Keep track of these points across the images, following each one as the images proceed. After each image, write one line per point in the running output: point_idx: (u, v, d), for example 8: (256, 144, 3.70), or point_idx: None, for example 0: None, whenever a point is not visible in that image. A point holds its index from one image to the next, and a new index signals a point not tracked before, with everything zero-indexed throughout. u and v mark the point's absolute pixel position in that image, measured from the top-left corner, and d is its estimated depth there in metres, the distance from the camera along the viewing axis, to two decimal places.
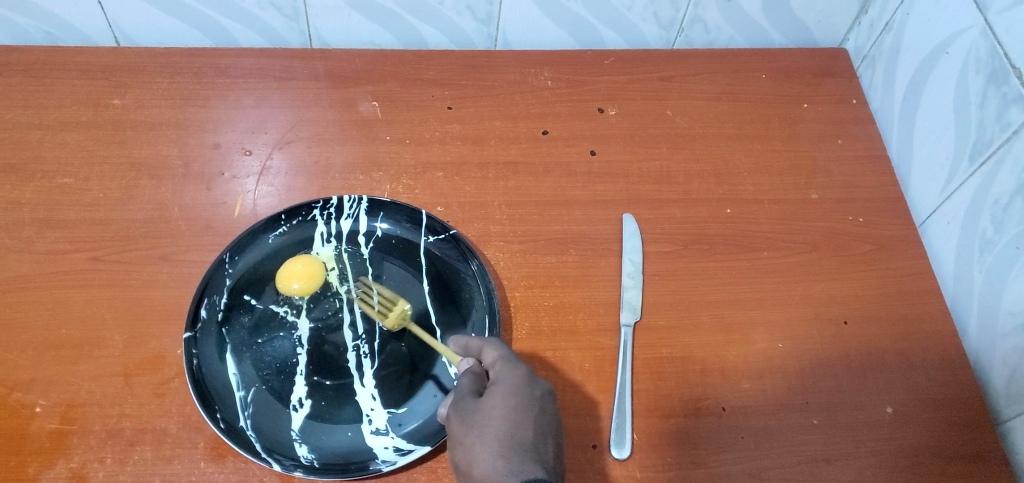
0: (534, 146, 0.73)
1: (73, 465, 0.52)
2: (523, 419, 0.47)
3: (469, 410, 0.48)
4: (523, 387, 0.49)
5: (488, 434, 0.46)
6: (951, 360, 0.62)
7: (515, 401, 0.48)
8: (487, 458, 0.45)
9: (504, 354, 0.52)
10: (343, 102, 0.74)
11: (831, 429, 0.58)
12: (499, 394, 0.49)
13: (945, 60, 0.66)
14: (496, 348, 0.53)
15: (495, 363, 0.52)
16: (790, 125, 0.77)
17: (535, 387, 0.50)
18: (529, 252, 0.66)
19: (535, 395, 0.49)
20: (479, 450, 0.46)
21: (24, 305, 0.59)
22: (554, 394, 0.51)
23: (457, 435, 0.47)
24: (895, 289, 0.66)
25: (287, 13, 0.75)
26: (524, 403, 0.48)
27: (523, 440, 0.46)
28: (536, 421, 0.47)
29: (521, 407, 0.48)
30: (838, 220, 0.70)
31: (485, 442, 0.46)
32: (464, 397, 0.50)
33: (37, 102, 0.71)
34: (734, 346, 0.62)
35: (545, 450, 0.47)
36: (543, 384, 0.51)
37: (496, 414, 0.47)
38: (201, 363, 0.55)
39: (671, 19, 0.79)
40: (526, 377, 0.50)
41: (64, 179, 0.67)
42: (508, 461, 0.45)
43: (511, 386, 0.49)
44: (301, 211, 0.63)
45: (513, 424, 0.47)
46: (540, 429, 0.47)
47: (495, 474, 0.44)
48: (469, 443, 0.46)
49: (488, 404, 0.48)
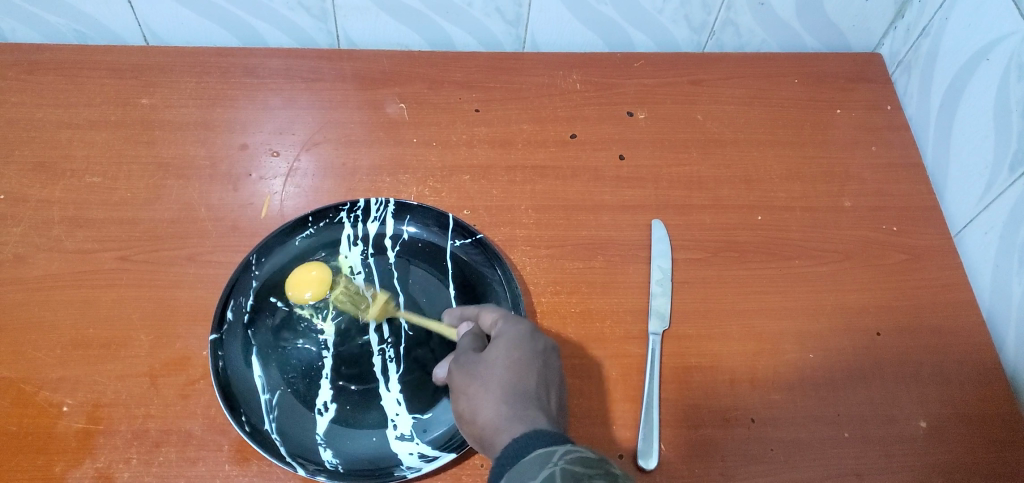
0: (562, 150, 0.72)
1: (99, 465, 0.52)
2: (526, 367, 0.46)
3: (472, 362, 0.48)
4: (527, 339, 0.49)
5: (492, 382, 0.45)
6: (987, 374, 0.61)
7: (518, 352, 0.47)
8: (489, 404, 0.44)
9: (505, 315, 0.52)
10: (370, 104, 0.74)
11: (863, 443, 0.57)
12: (503, 345, 0.48)
13: (985, 67, 0.64)
14: (496, 311, 0.53)
15: (497, 323, 0.51)
16: (822, 131, 0.75)
17: (539, 340, 0.49)
18: (556, 257, 0.65)
19: (539, 348, 0.48)
20: (482, 398, 0.45)
21: (53, 303, 0.59)
22: (558, 349, 0.50)
23: (460, 386, 0.47)
24: (929, 300, 0.64)
25: (316, 14, 0.74)
26: (527, 354, 0.47)
27: (525, 388, 0.45)
28: (539, 371, 0.47)
29: (524, 357, 0.47)
30: (872, 228, 0.69)
31: (489, 390, 0.45)
32: (467, 352, 0.49)
33: (68, 100, 0.72)
34: (763, 356, 0.61)
35: (548, 399, 0.46)
36: (548, 339, 0.50)
37: (500, 363, 0.46)
38: (227, 365, 0.55)
39: (703, 22, 0.78)
40: (529, 331, 0.50)
41: (93, 178, 0.67)
42: (511, 405, 0.44)
43: (516, 338, 0.48)
44: (328, 214, 0.63)
45: (516, 373, 0.46)
46: (543, 379, 0.46)
47: (498, 419, 0.43)
48: (472, 392, 0.45)
49: (492, 356, 0.47)
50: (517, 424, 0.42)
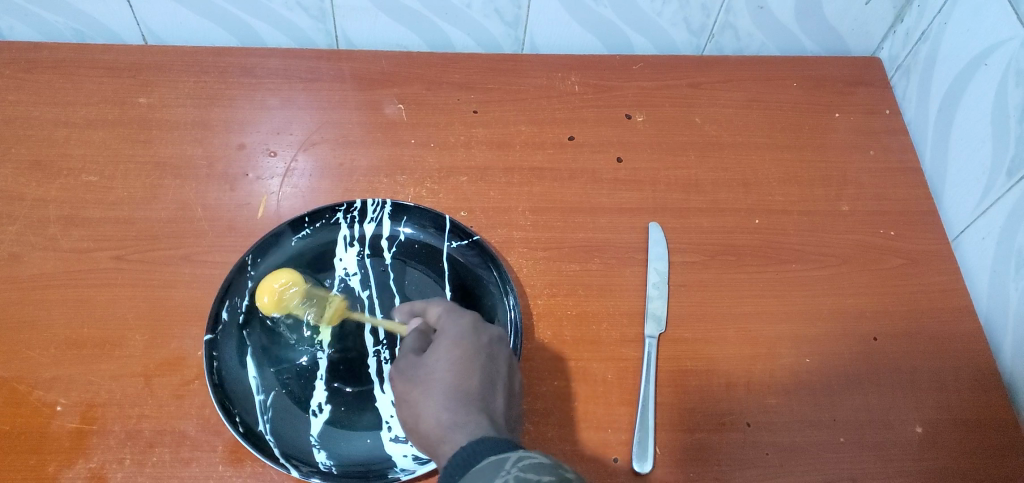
0: (560, 152, 0.72)
1: (93, 466, 0.52)
2: (469, 367, 0.46)
3: (412, 365, 0.47)
4: (467, 335, 0.48)
5: (433, 387, 0.45)
6: (984, 380, 0.60)
7: (459, 352, 0.47)
8: (432, 412, 0.44)
9: (448, 308, 0.52)
10: (369, 105, 0.74)
11: (858, 448, 0.57)
12: (443, 346, 0.48)
13: (984, 72, 0.64)
14: (439, 304, 0.53)
15: (441, 319, 0.51)
16: (821, 135, 0.75)
17: (480, 333, 0.49)
18: (553, 259, 0.65)
19: (481, 343, 0.48)
20: (425, 405, 0.45)
21: (48, 302, 0.59)
22: (503, 338, 0.50)
23: (402, 391, 0.47)
24: (927, 305, 0.64)
25: (314, 14, 0.74)
26: (469, 351, 0.47)
27: (469, 390, 0.45)
28: (483, 369, 0.46)
29: (466, 356, 0.47)
30: (869, 233, 0.69)
31: (431, 396, 0.45)
32: (406, 352, 0.49)
33: (65, 99, 0.72)
34: (760, 361, 0.61)
35: (494, 398, 0.46)
36: (490, 329, 0.50)
37: (441, 366, 0.46)
38: (222, 365, 0.55)
39: (702, 25, 0.77)
40: (470, 326, 0.49)
41: (90, 177, 0.67)
42: (453, 412, 0.44)
43: (457, 335, 0.48)
44: (325, 214, 0.63)
45: (458, 375, 0.46)
46: (488, 377, 0.46)
47: (442, 428, 0.43)
48: (414, 399, 0.45)
49: (432, 357, 0.47)
50: (461, 432, 0.42)
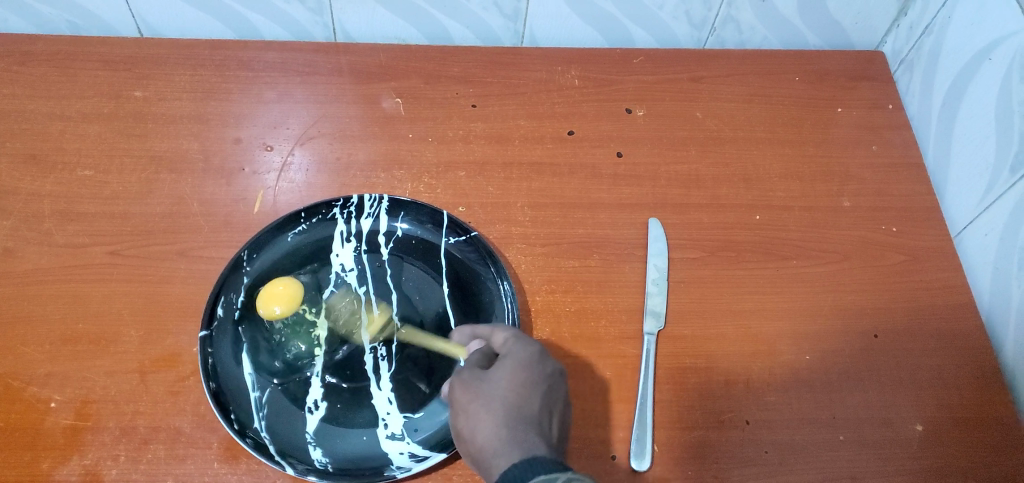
0: (559, 147, 0.71)
1: (87, 463, 0.52)
2: (531, 392, 0.46)
3: (476, 379, 0.47)
4: (534, 362, 0.48)
5: (494, 403, 0.45)
6: (986, 378, 0.60)
7: (524, 375, 0.47)
8: (489, 427, 0.43)
9: (516, 333, 0.51)
10: (366, 99, 0.73)
11: (858, 446, 0.56)
12: (509, 366, 0.47)
13: (988, 66, 0.63)
14: (507, 330, 0.52)
15: (506, 340, 0.51)
16: (823, 130, 0.75)
17: (546, 362, 0.48)
18: (551, 255, 0.64)
19: (545, 371, 0.48)
20: (483, 418, 0.44)
21: (42, 298, 0.59)
22: (564, 372, 0.50)
23: (461, 401, 0.46)
24: (928, 302, 0.64)
25: (312, 6, 0.73)
26: (533, 377, 0.47)
27: (528, 413, 0.45)
28: (543, 395, 0.46)
29: (530, 381, 0.46)
30: (871, 229, 0.68)
31: (491, 411, 0.44)
32: (471, 367, 0.48)
33: (60, 93, 0.71)
34: (760, 358, 0.60)
35: (549, 425, 0.45)
36: (554, 362, 0.49)
37: (504, 385, 0.46)
38: (216, 362, 0.55)
39: (703, 18, 0.77)
40: (537, 352, 0.49)
41: (85, 171, 0.66)
42: (512, 430, 0.43)
43: (523, 360, 0.48)
44: (321, 210, 0.62)
45: (520, 396, 0.45)
46: (547, 405, 0.46)
47: (497, 442, 0.43)
48: (473, 410, 0.45)
49: (497, 374, 0.47)
50: (518, 449, 0.42)
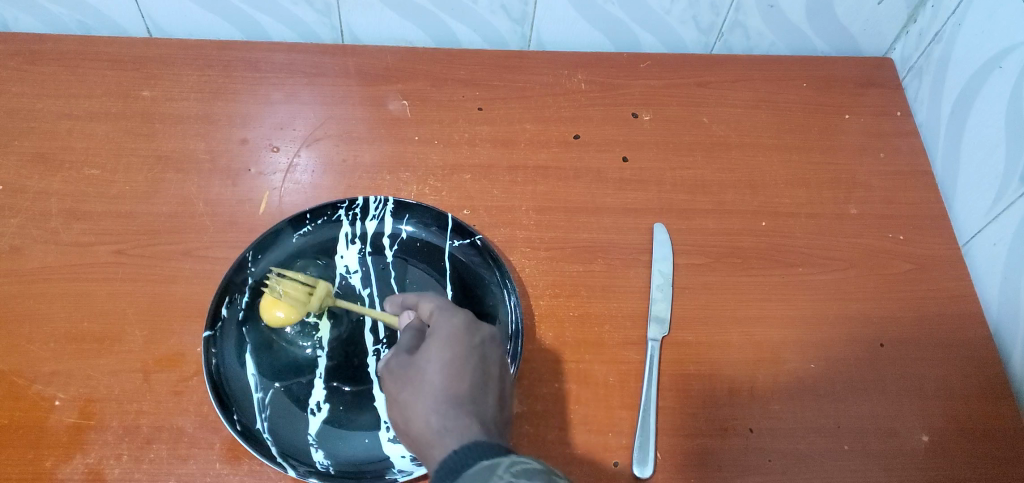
0: (565, 151, 0.71)
1: (90, 461, 0.52)
2: (461, 368, 0.44)
3: (403, 365, 0.45)
4: (461, 334, 0.46)
5: (423, 389, 0.43)
6: (992, 388, 0.60)
7: (452, 350, 0.45)
8: (422, 415, 0.42)
9: (442, 304, 0.50)
10: (372, 101, 0.73)
11: (862, 456, 0.56)
12: (435, 344, 0.46)
13: (998, 74, 0.63)
14: (432, 302, 0.50)
15: (433, 314, 0.49)
16: (830, 137, 0.74)
17: (474, 331, 0.46)
18: (555, 259, 0.64)
19: (474, 342, 0.45)
20: (415, 407, 0.43)
21: (47, 296, 0.59)
22: (499, 335, 0.48)
23: (392, 393, 0.44)
24: (935, 312, 0.63)
25: (319, 8, 0.74)
26: (462, 350, 0.45)
27: (459, 392, 0.43)
28: (475, 368, 0.44)
29: (457, 355, 0.44)
30: (878, 237, 0.68)
31: (421, 398, 0.43)
32: (400, 352, 0.47)
33: (68, 91, 0.71)
34: (764, 365, 0.60)
35: (487, 399, 0.43)
36: (485, 327, 0.47)
37: (431, 365, 0.44)
38: (220, 363, 0.55)
39: (710, 23, 0.76)
40: (463, 323, 0.47)
41: (92, 170, 0.67)
42: (443, 416, 0.41)
43: (449, 334, 0.46)
44: (326, 211, 0.62)
45: (449, 376, 0.43)
46: (481, 378, 0.44)
47: (431, 433, 0.41)
48: (405, 400, 0.43)
49: (423, 357, 0.45)
50: (451, 437, 0.40)
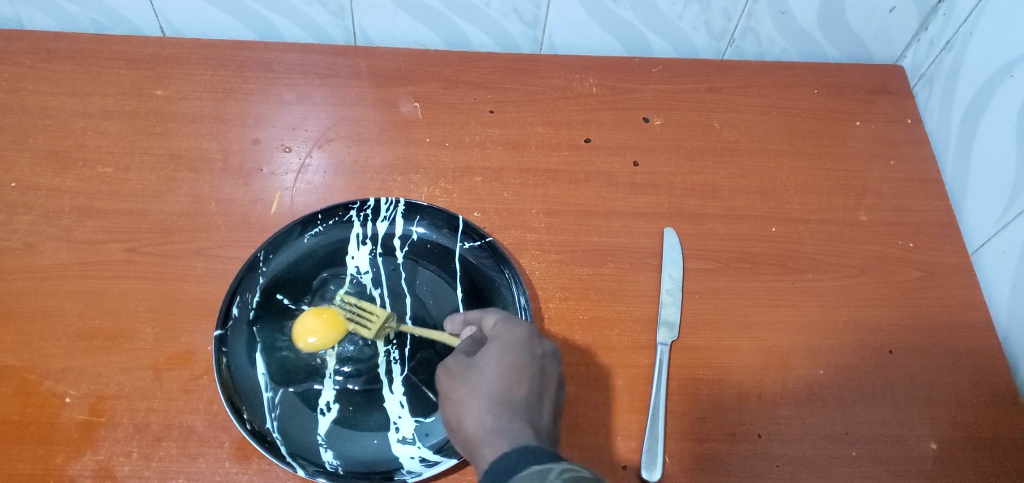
0: (576, 154, 0.71)
1: (101, 458, 0.52)
2: (518, 376, 0.46)
3: (462, 367, 0.47)
4: (521, 345, 0.48)
5: (480, 390, 0.45)
6: (1002, 397, 0.59)
7: (510, 358, 0.47)
8: (476, 415, 0.44)
9: (506, 316, 0.51)
10: (384, 102, 0.73)
11: (871, 462, 0.56)
12: (495, 351, 0.48)
13: (1009, 83, 0.63)
14: (496, 315, 0.52)
15: (496, 324, 0.51)
16: (841, 143, 0.74)
17: (534, 344, 0.48)
18: (565, 262, 0.64)
19: (533, 354, 0.47)
20: (470, 406, 0.45)
21: (60, 293, 0.59)
22: (557, 352, 0.49)
23: (448, 392, 0.46)
24: (944, 320, 0.63)
25: (333, 10, 0.74)
26: (521, 359, 0.47)
27: (515, 398, 0.45)
28: (531, 377, 0.46)
29: (516, 363, 0.46)
30: (888, 244, 0.68)
31: (477, 399, 0.45)
32: (459, 356, 0.49)
33: (82, 90, 0.72)
34: (772, 371, 0.60)
35: (541, 409, 0.45)
36: (545, 342, 0.49)
37: (490, 370, 0.46)
38: (231, 362, 0.55)
39: (722, 29, 0.77)
40: (524, 335, 0.49)
41: (105, 168, 0.67)
42: (497, 418, 0.43)
43: (510, 343, 0.48)
44: (338, 212, 0.62)
45: (506, 381, 0.45)
46: (536, 389, 0.46)
47: (483, 432, 0.43)
48: (460, 399, 0.45)
49: (483, 362, 0.47)
50: (503, 437, 0.42)
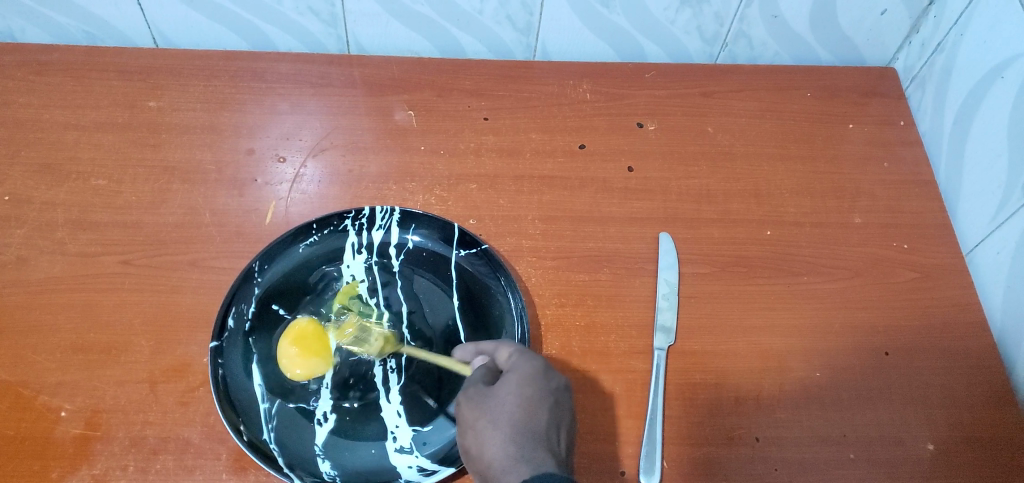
0: (571, 161, 0.71)
1: (96, 472, 0.52)
2: (537, 407, 0.46)
3: (481, 396, 0.47)
4: (538, 377, 0.48)
5: (501, 421, 0.45)
6: (998, 397, 0.59)
7: (529, 390, 0.47)
8: (499, 446, 0.44)
9: (520, 348, 0.51)
10: (379, 110, 0.73)
11: (869, 464, 0.56)
12: (513, 381, 0.48)
13: (1000, 84, 0.63)
14: (511, 345, 0.52)
15: (510, 355, 0.51)
16: (835, 145, 0.74)
17: (551, 377, 0.49)
18: (561, 269, 0.64)
19: (551, 386, 0.48)
20: (491, 436, 0.45)
21: (54, 307, 0.59)
22: (569, 386, 0.50)
23: (467, 420, 0.46)
24: (940, 321, 0.63)
25: (326, 19, 0.74)
26: (539, 392, 0.47)
27: (535, 427, 0.45)
28: (548, 411, 0.46)
29: (534, 396, 0.47)
30: (882, 246, 0.68)
31: (499, 429, 0.45)
32: (476, 385, 0.49)
33: (75, 102, 0.72)
34: (770, 374, 0.60)
35: (557, 440, 0.46)
36: (559, 376, 0.49)
37: (510, 401, 0.46)
38: (227, 373, 0.55)
39: (715, 34, 0.77)
40: (541, 368, 0.49)
41: (98, 180, 0.67)
42: (520, 447, 0.44)
43: (528, 374, 0.48)
44: (332, 221, 0.62)
45: (527, 411, 0.46)
46: (554, 420, 0.46)
47: (505, 460, 0.43)
48: (480, 428, 0.45)
49: (501, 390, 0.47)
50: (526, 466, 0.43)
